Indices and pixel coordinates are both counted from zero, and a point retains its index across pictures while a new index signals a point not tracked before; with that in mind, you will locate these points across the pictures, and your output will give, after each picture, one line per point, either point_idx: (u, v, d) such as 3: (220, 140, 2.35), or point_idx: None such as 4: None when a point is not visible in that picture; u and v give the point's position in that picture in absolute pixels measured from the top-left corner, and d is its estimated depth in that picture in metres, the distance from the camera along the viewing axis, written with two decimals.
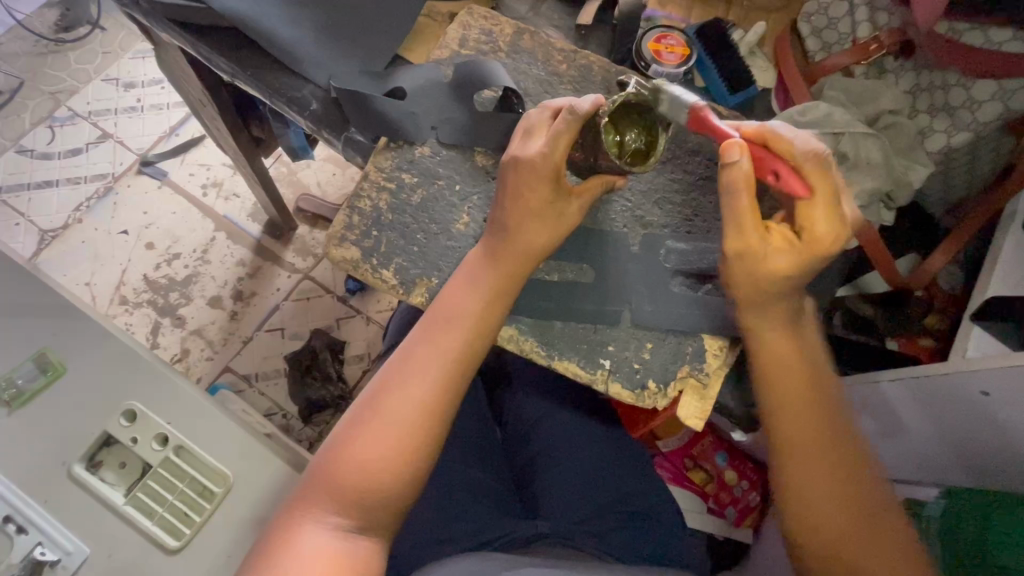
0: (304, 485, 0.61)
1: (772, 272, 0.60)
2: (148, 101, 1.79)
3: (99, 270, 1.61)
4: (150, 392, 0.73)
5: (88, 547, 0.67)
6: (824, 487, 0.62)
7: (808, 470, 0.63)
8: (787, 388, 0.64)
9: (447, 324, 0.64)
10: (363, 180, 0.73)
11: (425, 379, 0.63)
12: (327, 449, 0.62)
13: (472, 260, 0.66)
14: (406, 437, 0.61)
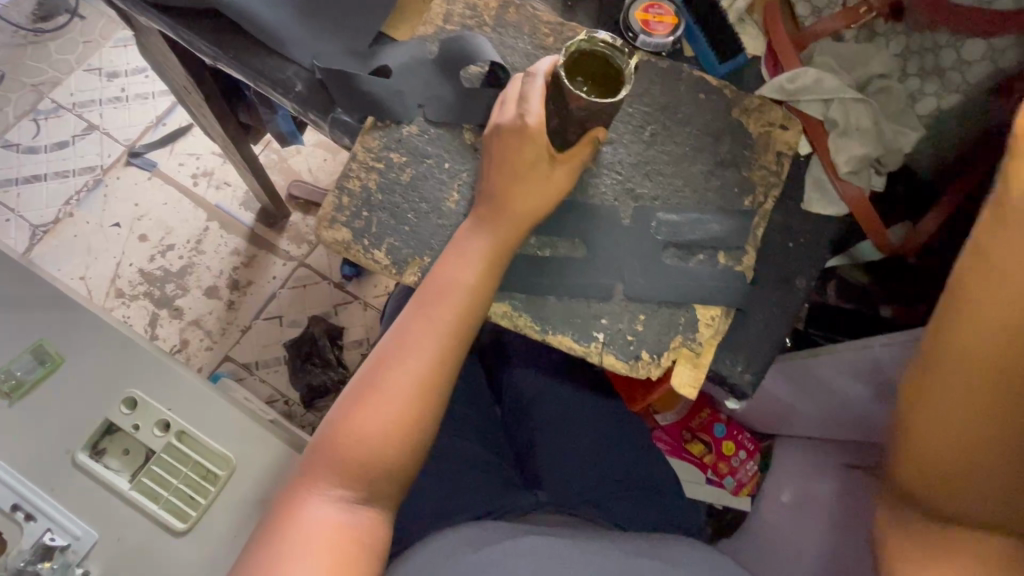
0: (311, 457, 0.62)
1: None
2: (132, 90, 1.76)
3: (94, 264, 1.60)
4: (150, 380, 0.74)
5: (96, 531, 0.68)
6: (971, 413, 0.49)
7: (946, 381, 0.50)
8: (1004, 286, 0.47)
9: (437, 296, 0.65)
10: (351, 161, 0.72)
11: (419, 352, 0.64)
12: (334, 425, 0.62)
13: (464, 234, 0.67)
14: (404, 408, 0.62)
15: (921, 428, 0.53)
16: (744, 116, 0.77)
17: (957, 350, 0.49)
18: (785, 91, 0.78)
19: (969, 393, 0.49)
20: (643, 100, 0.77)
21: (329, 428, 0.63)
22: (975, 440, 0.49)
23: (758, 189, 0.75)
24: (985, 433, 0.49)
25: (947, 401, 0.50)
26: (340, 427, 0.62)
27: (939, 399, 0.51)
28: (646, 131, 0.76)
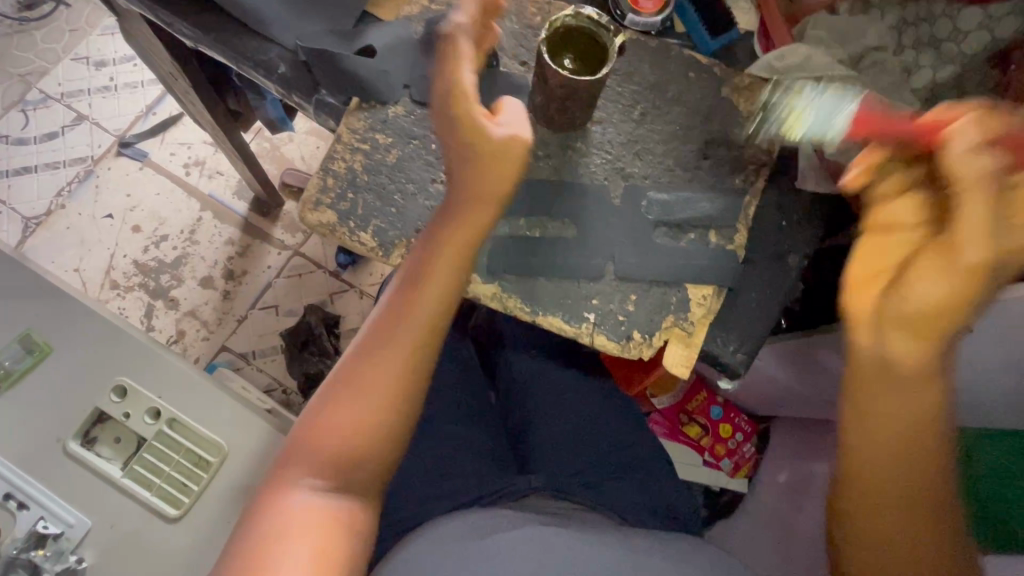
0: (291, 451, 0.62)
1: (931, 283, 0.54)
2: (121, 79, 1.74)
3: (88, 255, 1.59)
4: (140, 367, 0.73)
5: (90, 518, 0.68)
6: (903, 484, 0.59)
7: (869, 462, 0.60)
8: (889, 388, 0.58)
9: (416, 288, 0.64)
10: (336, 142, 0.71)
11: (399, 347, 0.63)
12: (316, 422, 0.62)
13: (442, 214, 0.65)
14: (386, 402, 0.63)
15: (870, 500, 0.60)
16: (734, 94, 0.77)
17: (873, 427, 0.59)
18: (773, 69, 0.74)
19: (895, 468, 0.59)
20: (632, 78, 0.76)
21: (309, 427, 0.62)
22: (896, 510, 0.59)
23: (749, 166, 0.74)
24: (893, 496, 0.59)
25: (883, 473, 0.59)
26: (322, 425, 0.62)
27: (877, 475, 0.59)
28: (636, 110, 0.74)
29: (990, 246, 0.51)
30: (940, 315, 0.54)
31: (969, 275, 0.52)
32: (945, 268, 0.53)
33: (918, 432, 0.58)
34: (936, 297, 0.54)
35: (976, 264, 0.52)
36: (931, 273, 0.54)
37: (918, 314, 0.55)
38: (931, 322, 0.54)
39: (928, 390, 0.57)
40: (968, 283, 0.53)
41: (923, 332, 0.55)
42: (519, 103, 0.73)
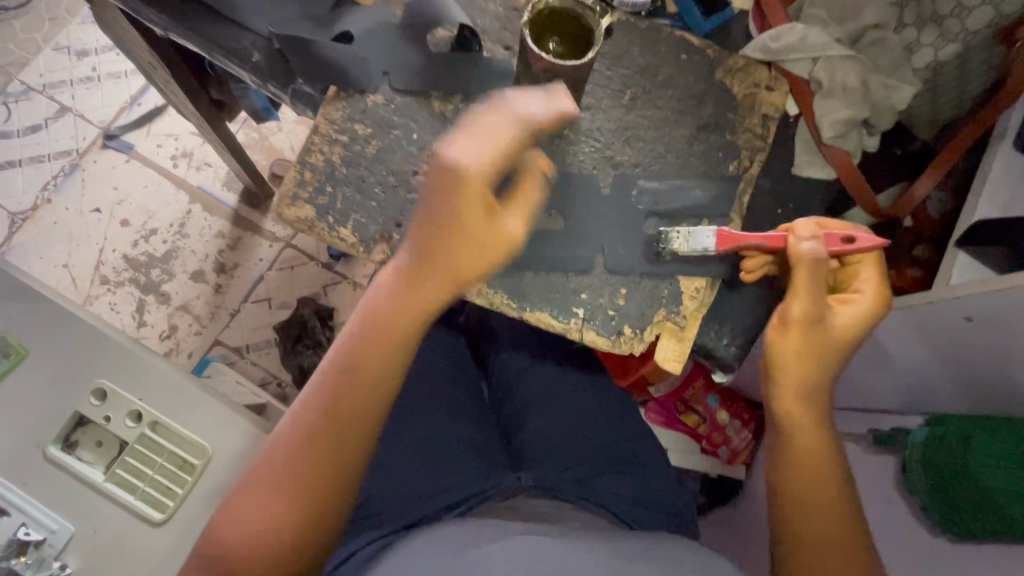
0: (227, 506, 0.57)
1: (795, 341, 0.62)
2: (104, 69, 1.70)
3: (76, 251, 1.57)
4: (119, 369, 0.71)
5: (72, 524, 0.67)
6: (824, 527, 0.61)
7: (800, 497, 0.62)
8: (795, 424, 0.63)
9: (374, 328, 0.61)
10: (313, 133, 0.68)
11: (353, 392, 0.60)
12: (255, 473, 0.57)
13: (413, 240, 0.62)
14: (337, 447, 0.58)
15: (802, 547, 0.61)
16: (728, 77, 0.74)
17: (791, 461, 0.63)
18: (769, 49, 0.74)
19: (819, 517, 0.61)
20: (621, 63, 0.73)
21: (251, 474, 0.58)
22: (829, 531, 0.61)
23: (743, 153, 0.72)
24: (830, 523, 0.61)
25: (810, 517, 0.61)
26: (263, 475, 0.57)
27: (804, 521, 0.61)
28: (626, 95, 0.72)
29: (815, 305, 0.61)
30: (806, 381, 0.63)
31: (818, 346, 0.62)
32: (786, 327, 0.63)
33: (813, 460, 0.63)
34: (793, 354, 0.62)
35: (819, 337, 0.62)
36: (784, 335, 0.63)
37: (794, 383, 0.63)
38: (802, 384, 0.63)
39: (818, 434, 0.63)
40: (818, 358, 0.62)
41: (802, 396, 0.63)
42: (504, 89, 0.70)
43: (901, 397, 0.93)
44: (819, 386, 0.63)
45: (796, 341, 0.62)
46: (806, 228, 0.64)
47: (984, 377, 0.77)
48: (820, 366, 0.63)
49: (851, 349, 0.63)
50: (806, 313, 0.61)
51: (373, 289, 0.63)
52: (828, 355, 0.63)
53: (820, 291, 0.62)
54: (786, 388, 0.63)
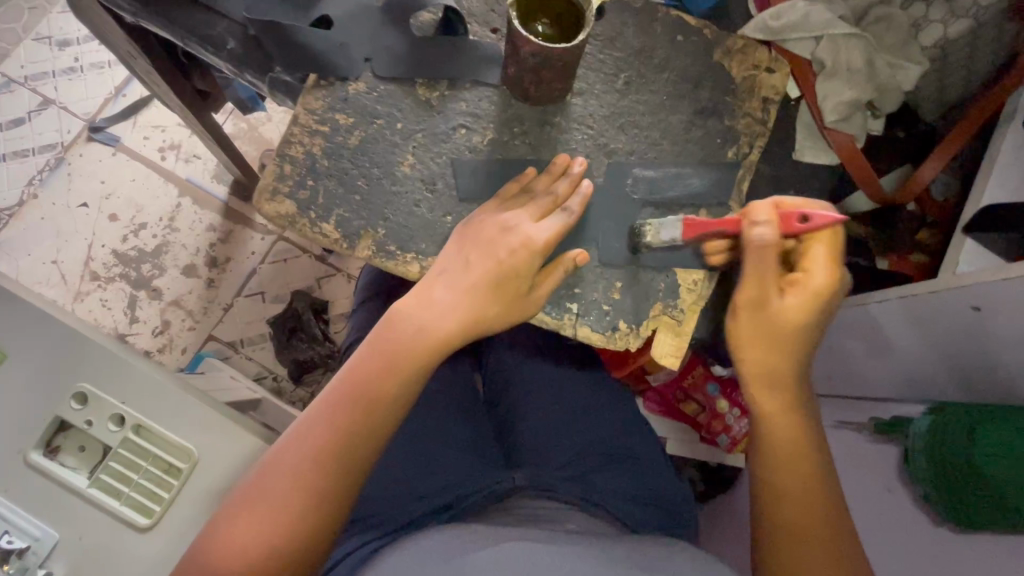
0: (232, 513, 0.54)
1: (741, 323, 0.61)
2: (87, 60, 1.65)
3: (64, 247, 1.52)
4: (97, 373, 0.69)
5: (56, 532, 0.66)
6: (805, 515, 0.57)
7: (779, 487, 0.59)
8: (776, 413, 0.60)
9: (399, 344, 0.59)
10: (292, 124, 0.65)
11: (378, 411, 0.58)
12: (264, 480, 0.55)
13: (452, 257, 0.60)
14: (354, 463, 0.56)
15: (786, 535, 0.57)
16: (726, 58, 0.71)
17: (774, 452, 0.60)
18: (770, 28, 0.71)
19: (803, 505, 0.57)
20: (614, 45, 0.70)
21: (259, 480, 0.55)
22: (806, 526, 0.57)
23: (742, 139, 0.69)
24: (806, 519, 0.57)
25: (792, 504, 0.58)
26: (276, 483, 0.54)
27: (787, 508, 0.58)
28: (619, 80, 0.69)
29: (760, 289, 0.59)
30: (785, 367, 0.60)
31: (764, 332, 0.60)
32: (737, 311, 0.61)
33: (795, 453, 0.59)
34: (747, 339, 0.61)
35: (763, 324, 0.60)
36: (736, 320, 0.61)
37: (763, 370, 0.60)
38: (773, 369, 0.60)
39: (798, 419, 0.60)
40: (772, 342, 0.60)
41: (776, 382, 0.60)
42: (492, 75, 0.67)
43: (897, 387, 0.92)
44: (794, 372, 0.61)
45: (745, 324, 0.61)
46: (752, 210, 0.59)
47: (986, 370, 0.76)
48: (780, 352, 0.60)
49: (807, 332, 0.59)
50: (748, 299, 0.60)
51: (403, 302, 0.61)
52: (782, 342, 0.60)
53: (760, 275, 0.59)
54: (761, 374, 0.61)
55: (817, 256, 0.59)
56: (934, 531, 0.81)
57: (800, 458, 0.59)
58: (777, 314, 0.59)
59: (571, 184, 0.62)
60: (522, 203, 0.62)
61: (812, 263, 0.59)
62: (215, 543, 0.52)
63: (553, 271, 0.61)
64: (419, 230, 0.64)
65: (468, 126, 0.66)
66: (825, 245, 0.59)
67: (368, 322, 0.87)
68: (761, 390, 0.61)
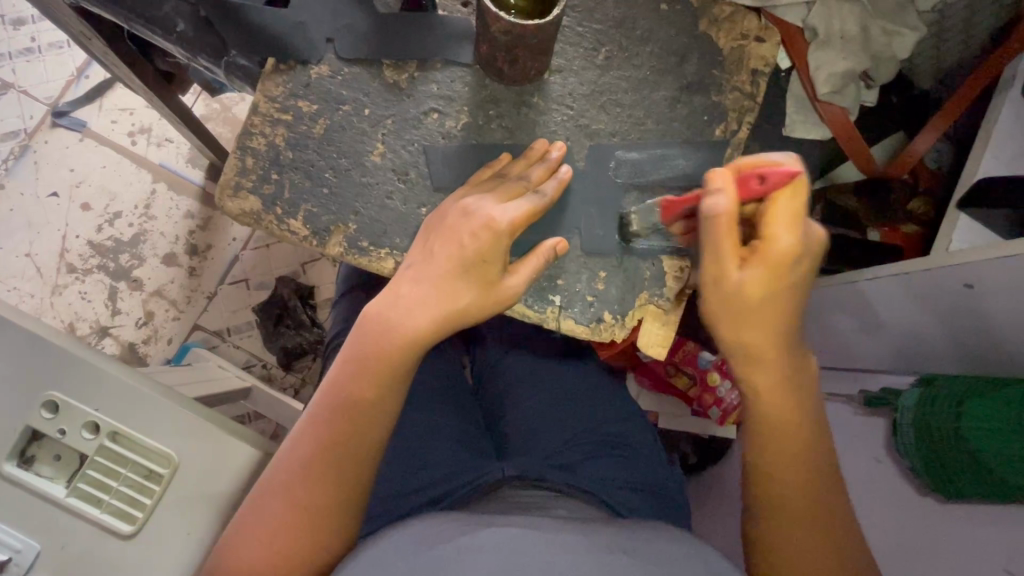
0: (236, 529, 0.54)
1: (720, 295, 0.53)
2: (44, 39, 1.56)
3: (37, 239, 1.46)
4: (66, 381, 0.66)
5: (37, 542, 0.64)
6: (795, 494, 0.54)
7: (776, 465, 0.55)
8: (777, 385, 0.54)
9: (376, 346, 0.57)
10: (252, 113, 0.61)
11: (360, 420, 0.56)
12: (260, 499, 0.54)
13: (419, 253, 0.58)
14: (342, 475, 0.55)
15: (771, 516, 0.55)
16: (713, 28, 0.67)
17: (773, 425, 0.55)
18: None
19: (792, 485, 0.54)
20: (594, 16, 0.66)
21: (255, 500, 0.54)
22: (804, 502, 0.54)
23: (730, 115, 0.65)
24: (800, 497, 0.54)
25: (779, 483, 0.55)
26: (272, 502, 0.54)
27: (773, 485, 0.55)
28: (600, 55, 0.65)
29: (727, 260, 0.52)
30: (775, 334, 0.53)
31: (728, 308, 0.53)
32: (715, 288, 0.53)
33: (794, 429, 0.55)
34: (725, 314, 0.53)
35: (726, 299, 0.53)
36: (714, 297, 0.54)
37: (749, 347, 0.54)
38: (764, 343, 0.53)
39: (790, 394, 0.55)
40: (746, 317, 0.53)
41: (766, 358, 0.54)
42: (464, 53, 0.63)
43: (890, 358, 0.91)
44: (784, 343, 0.54)
45: (723, 297, 0.53)
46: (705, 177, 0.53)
47: (974, 344, 0.75)
48: (755, 325, 0.53)
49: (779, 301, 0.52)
50: (705, 276, 0.53)
51: (374, 303, 0.58)
52: (754, 315, 0.53)
53: (711, 246, 0.52)
54: (750, 346, 0.54)
55: (780, 215, 0.51)
56: (921, 500, 0.82)
57: (798, 433, 0.55)
58: (738, 287, 0.52)
59: (547, 169, 0.59)
60: (490, 187, 0.58)
61: (772, 225, 0.51)
62: (224, 561, 0.53)
63: (531, 257, 0.58)
64: (393, 223, 0.61)
65: (441, 110, 0.63)
66: (785, 201, 0.51)
67: (350, 315, 0.85)
68: (751, 363, 0.54)
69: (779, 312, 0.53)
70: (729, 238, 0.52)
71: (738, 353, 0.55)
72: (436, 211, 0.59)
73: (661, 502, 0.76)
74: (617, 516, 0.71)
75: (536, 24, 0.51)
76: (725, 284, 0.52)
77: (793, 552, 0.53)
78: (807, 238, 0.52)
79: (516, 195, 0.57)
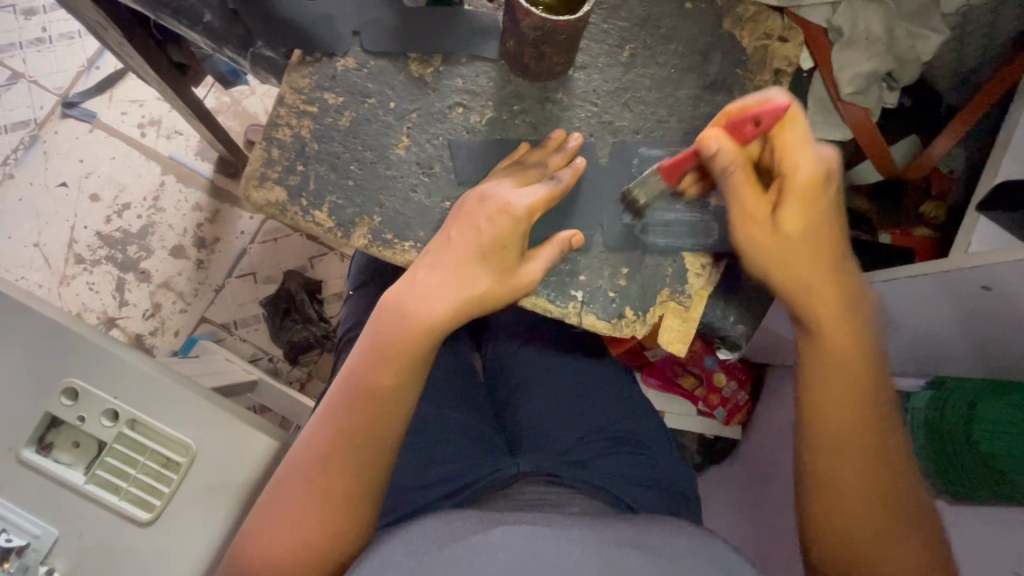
0: (259, 517, 0.54)
1: (761, 244, 0.57)
2: (56, 30, 1.56)
3: (46, 229, 1.46)
4: (87, 368, 0.67)
5: (55, 528, 0.64)
6: (851, 440, 0.56)
7: (828, 403, 0.57)
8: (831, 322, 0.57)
9: (394, 333, 0.57)
10: (278, 105, 0.62)
11: (378, 406, 0.56)
12: (283, 487, 0.55)
13: (438, 241, 0.58)
14: (362, 461, 0.56)
15: (826, 500, 0.56)
16: (737, 28, 0.67)
17: (831, 362, 0.57)
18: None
19: (858, 472, 0.56)
20: (619, 14, 0.66)
21: (277, 488, 0.55)
22: (854, 441, 0.56)
23: None
24: (850, 437, 0.56)
25: (836, 468, 0.56)
26: (294, 489, 0.54)
27: (834, 472, 0.56)
28: (624, 52, 0.65)
29: (755, 207, 0.56)
30: (836, 290, 0.57)
31: (777, 258, 0.57)
32: (758, 235, 0.57)
33: (849, 364, 0.57)
34: (772, 259, 0.57)
35: (767, 245, 0.57)
36: (756, 246, 0.57)
37: (810, 298, 0.57)
38: (824, 292, 0.57)
39: (851, 333, 0.57)
40: (798, 264, 0.56)
41: (821, 288, 0.57)
42: (489, 48, 0.63)
43: (899, 359, 0.92)
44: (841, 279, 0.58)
45: (763, 246, 0.57)
46: (700, 143, 0.56)
47: (990, 345, 0.75)
48: (808, 273, 0.57)
49: (820, 227, 0.56)
50: (743, 228, 0.57)
51: (391, 292, 0.58)
52: (798, 252, 0.56)
53: (740, 204, 0.57)
54: (802, 280, 0.57)
55: (793, 146, 0.55)
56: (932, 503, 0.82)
57: (855, 369, 0.57)
58: (779, 234, 0.56)
59: (564, 158, 0.60)
60: (506, 174, 0.58)
61: (786, 157, 0.55)
62: (249, 550, 0.53)
63: (546, 246, 0.58)
64: (416, 216, 0.61)
65: (465, 104, 0.63)
66: (788, 129, 0.55)
67: (365, 308, 0.85)
68: (810, 297, 0.57)
69: (824, 239, 0.57)
70: (748, 188, 0.56)
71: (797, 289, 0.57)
72: (455, 202, 0.60)
73: (673, 499, 0.77)
74: (630, 510, 0.72)
75: (567, 19, 0.51)
76: (763, 229, 0.57)
77: (843, 496, 0.56)
78: (822, 158, 0.55)
79: (531, 179, 0.58)
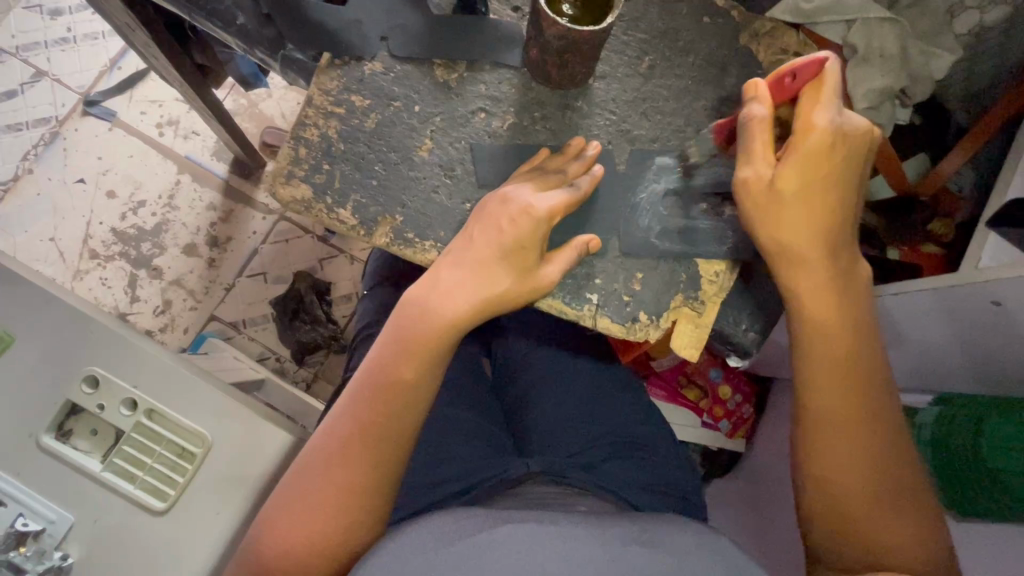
0: (277, 507, 0.56)
1: (764, 198, 0.58)
2: (80, 31, 1.60)
3: (63, 224, 1.48)
4: (110, 356, 0.68)
5: (71, 513, 0.65)
6: (853, 424, 0.57)
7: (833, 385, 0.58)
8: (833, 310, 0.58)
9: (415, 331, 0.58)
10: (306, 105, 0.64)
11: (395, 402, 0.57)
12: (302, 477, 0.56)
13: (460, 241, 0.59)
14: (379, 454, 0.56)
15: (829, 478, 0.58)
16: (753, 42, 0.69)
17: (828, 344, 0.58)
18: (801, 10, 0.69)
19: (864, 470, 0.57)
20: (639, 26, 0.68)
21: (296, 478, 0.56)
22: (857, 424, 0.58)
23: None
24: (852, 417, 0.58)
25: (838, 464, 0.58)
26: (311, 481, 0.56)
27: (837, 473, 0.57)
28: (643, 64, 0.67)
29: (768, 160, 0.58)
30: (829, 270, 0.58)
31: (772, 211, 0.58)
32: (764, 187, 0.58)
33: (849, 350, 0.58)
34: (773, 216, 0.58)
35: (763, 200, 0.58)
36: (760, 202, 0.58)
37: (803, 270, 0.58)
38: (812, 266, 0.58)
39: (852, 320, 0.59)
40: (789, 225, 0.57)
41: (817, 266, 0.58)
42: (512, 57, 0.65)
43: (909, 373, 0.92)
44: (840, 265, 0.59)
45: (766, 203, 0.58)
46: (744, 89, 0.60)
47: (999, 360, 0.75)
48: (797, 238, 0.58)
49: (829, 194, 0.57)
50: (748, 177, 0.58)
51: (409, 292, 0.60)
52: (803, 215, 0.57)
53: (746, 148, 0.59)
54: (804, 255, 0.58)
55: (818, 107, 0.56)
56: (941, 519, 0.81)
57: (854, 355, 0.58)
58: (773, 189, 0.57)
59: (583, 166, 0.61)
60: (528, 177, 0.60)
61: (805, 117, 0.56)
62: (267, 539, 0.55)
63: (563, 250, 0.59)
64: (436, 217, 0.62)
65: (487, 109, 0.65)
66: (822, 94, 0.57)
67: (377, 308, 0.87)
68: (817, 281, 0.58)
69: (834, 212, 0.57)
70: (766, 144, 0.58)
71: (806, 273, 0.58)
72: (475, 207, 0.61)
73: (679, 505, 0.77)
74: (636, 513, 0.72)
75: (594, 29, 0.53)
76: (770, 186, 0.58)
77: (843, 475, 0.57)
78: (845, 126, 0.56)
79: (552, 184, 0.59)
